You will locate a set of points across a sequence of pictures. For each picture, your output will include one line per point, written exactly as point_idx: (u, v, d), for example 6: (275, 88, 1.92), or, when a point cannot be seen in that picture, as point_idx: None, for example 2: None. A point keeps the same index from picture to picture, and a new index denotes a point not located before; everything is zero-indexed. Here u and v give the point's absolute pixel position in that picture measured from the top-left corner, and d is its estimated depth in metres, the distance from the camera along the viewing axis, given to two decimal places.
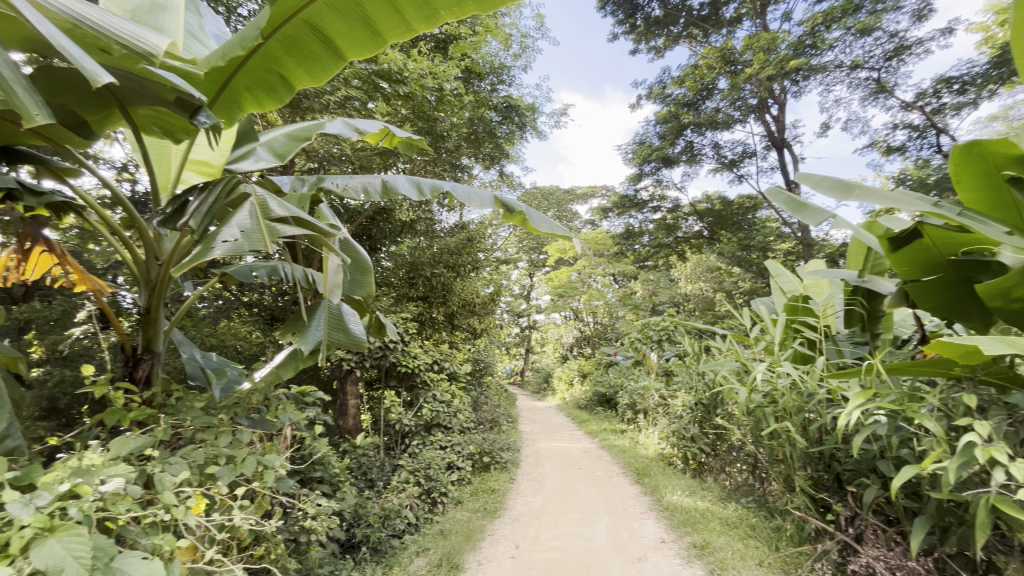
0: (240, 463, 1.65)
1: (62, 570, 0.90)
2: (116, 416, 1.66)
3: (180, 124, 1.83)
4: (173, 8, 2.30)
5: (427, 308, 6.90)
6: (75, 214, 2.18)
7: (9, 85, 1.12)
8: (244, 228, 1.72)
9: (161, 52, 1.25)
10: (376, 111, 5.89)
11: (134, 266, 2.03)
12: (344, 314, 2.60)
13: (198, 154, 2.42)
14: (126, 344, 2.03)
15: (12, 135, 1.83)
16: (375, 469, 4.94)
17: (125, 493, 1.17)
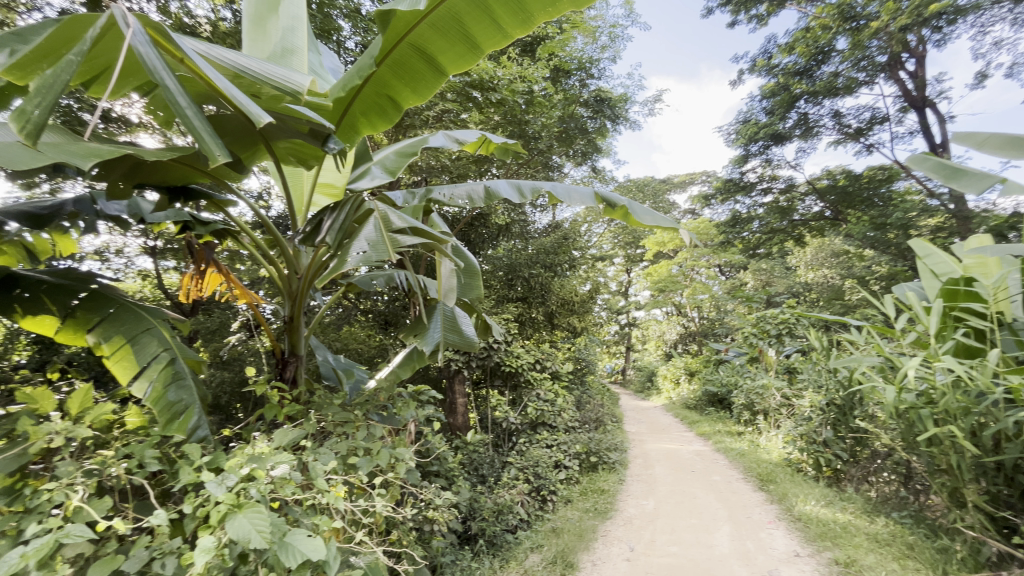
0: (376, 455, 1.80)
1: (248, 541, 1.06)
2: (274, 411, 1.91)
3: (313, 153, 2.06)
4: (299, 50, 2.59)
5: (527, 308, 7.02)
6: (232, 238, 2.55)
7: (196, 130, 1.35)
8: (371, 241, 1.88)
9: (303, 90, 1.45)
10: (470, 120, 6.13)
11: (279, 280, 2.31)
12: (457, 317, 2.73)
13: (325, 177, 2.71)
14: (276, 349, 2.33)
15: (186, 176, 2.18)
16: (486, 465, 5.14)
17: (289, 479, 1.35)
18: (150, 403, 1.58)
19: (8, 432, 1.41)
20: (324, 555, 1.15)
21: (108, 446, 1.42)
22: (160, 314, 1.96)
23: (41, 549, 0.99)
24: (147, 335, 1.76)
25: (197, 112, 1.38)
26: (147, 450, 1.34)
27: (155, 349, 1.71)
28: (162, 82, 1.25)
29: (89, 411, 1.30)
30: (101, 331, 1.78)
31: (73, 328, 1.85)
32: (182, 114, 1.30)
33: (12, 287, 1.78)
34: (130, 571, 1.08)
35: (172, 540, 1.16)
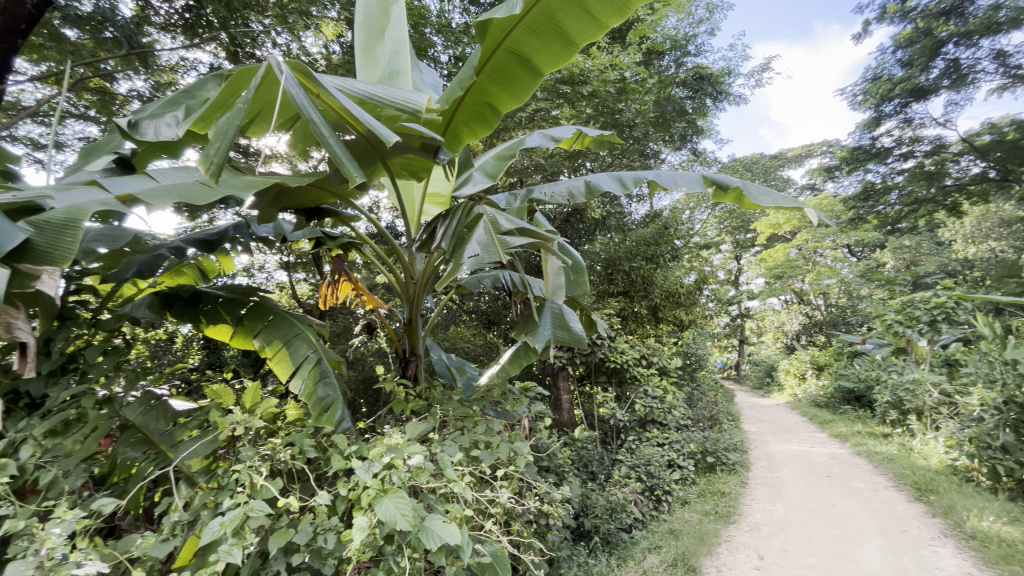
0: (496, 449, 1.88)
1: (394, 522, 1.17)
2: (401, 406, 2.07)
3: (423, 165, 2.18)
4: (403, 71, 2.77)
5: (628, 303, 6.83)
6: (357, 250, 2.83)
7: (336, 155, 1.56)
8: (483, 243, 1.97)
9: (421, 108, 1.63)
10: (561, 116, 6.14)
11: (399, 285, 2.51)
12: (565, 314, 2.73)
13: (434, 187, 2.89)
14: (398, 349, 2.54)
15: (318, 198, 2.46)
16: (595, 462, 5.09)
17: (423, 468, 1.45)
18: (305, 398, 1.82)
19: (202, 422, 1.69)
20: (459, 541, 1.22)
21: (276, 434, 1.65)
22: (306, 321, 2.24)
23: (234, 519, 1.17)
24: (298, 339, 2.04)
25: (336, 140, 1.58)
26: (305, 439, 1.53)
27: (305, 351, 1.97)
28: (309, 116, 1.47)
29: (260, 404, 1.52)
30: (265, 336, 2.09)
31: (243, 334, 2.19)
32: (326, 143, 1.52)
33: (197, 300, 2.14)
34: (300, 543, 1.25)
35: (331, 518, 1.31)
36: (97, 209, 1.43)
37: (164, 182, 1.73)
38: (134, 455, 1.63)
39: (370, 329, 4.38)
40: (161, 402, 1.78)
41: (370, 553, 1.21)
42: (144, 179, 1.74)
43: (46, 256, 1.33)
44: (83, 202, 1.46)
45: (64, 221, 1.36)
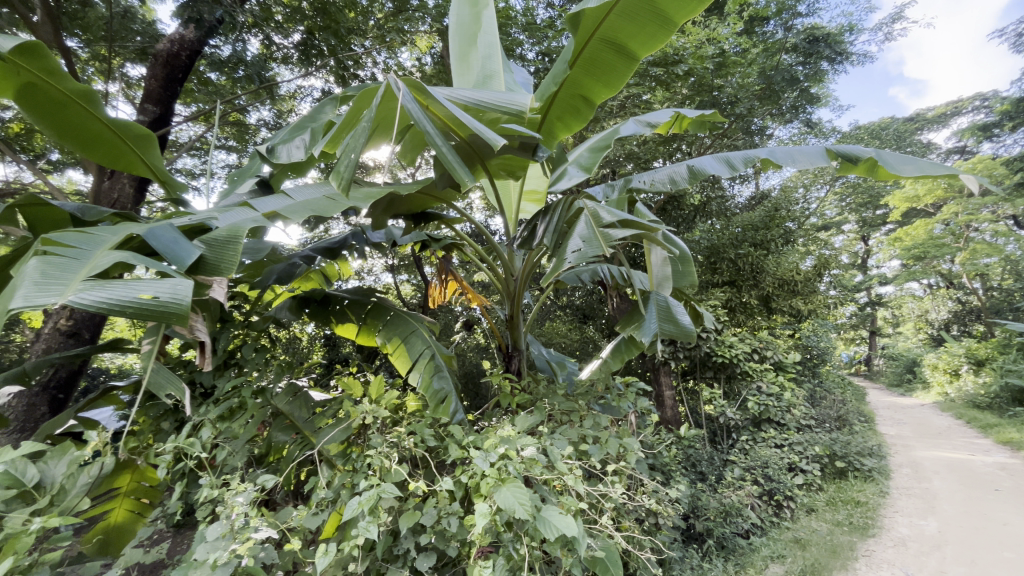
0: (604, 444, 1.85)
1: (513, 510, 1.21)
2: (508, 399, 2.14)
3: (520, 162, 2.16)
4: (496, 74, 2.83)
5: (735, 293, 6.39)
6: (459, 250, 2.97)
7: (448, 161, 1.67)
8: (585, 237, 1.97)
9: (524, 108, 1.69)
10: (654, 100, 5.92)
11: (500, 282, 2.60)
12: (671, 306, 2.59)
13: (530, 184, 2.95)
14: (501, 344, 2.63)
15: (423, 204, 2.62)
16: (705, 462, 4.83)
17: (537, 460, 1.49)
18: (423, 389, 1.98)
19: (337, 412, 1.90)
20: (576, 532, 1.23)
21: (400, 423, 1.79)
22: (420, 319, 2.42)
23: (370, 499, 1.29)
24: (414, 336, 2.21)
25: (447, 146, 1.69)
26: (425, 429, 1.65)
27: (421, 347, 2.12)
28: (423, 127, 1.59)
29: (385, 395, 1.66)
30: (385, 333, 2.29)
31: (366, 332, 2.42)
32: (438, 150, 1.63)
33: (328, 302, 2.40)
34: (427, 524, 1.35)
35: (453, 503, 1.40)
36: (250, 227, 1.68)
37: (297, 198, 1.95)
38: (285, 439, 1.88)
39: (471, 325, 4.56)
40: (304, 393, 2.02)
41: (491, 539, 1.27)
42: (283, 197, 1.97)
43: (214, 268, 1.57)
44: (239, 220, 1.71)
45: (227, 238, 1.61)
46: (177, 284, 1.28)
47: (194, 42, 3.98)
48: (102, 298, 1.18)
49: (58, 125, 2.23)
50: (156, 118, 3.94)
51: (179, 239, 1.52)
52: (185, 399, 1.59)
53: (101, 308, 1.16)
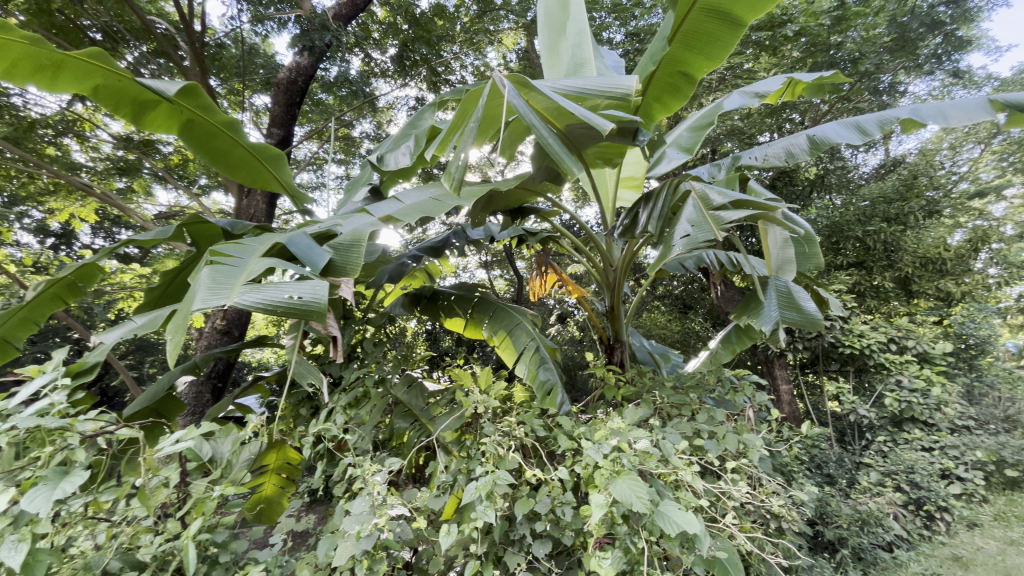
0: (722, 439, 1.75)
1: (631, 504, 1.20)
2: (613, 392, 2.06)
3: (619, 150, 2.10)
4: (588, 61, 2.75)
5: (864, 275, 5.69)
6: (555, 242, 2.97)
7: (555, 151, 1.69)
8: (693, 222, 1.88)
9: (631, 92, 1.67)
10: (757, 68, 5.44)
11: (598, 273, 2.57)
12: (792, 291, 2.38)
13: (626, 171, 2.87)
14: (602, 335, 2.59)
15: (519, 199, 2.65)
16: (833, 464, 4.37)
17: (650, 453, 1.45)
18: (530, 380, 2.04)
19: (450, 401, 2.01)
20: (699, 530, 1.19)
21: (510, 412, 1.85)
22: (522, 311, 2.48)
23: (487, 485, 1.35)
24: (518, 328, 2.29)
25: (552, 137, 1.70)
26: (534, 419, 1.69)
27: (526, 339, 2.20)
28: (530, 122, 1.63)
29: (494, 386, 1.72)
30: (491, 326, 2.40)
31: (473, 325, 2.54)
32: (545, 141, 1.65)
33: (436, 298, 2.53)
34: (541, 512, 1.38)
35: (567, 492, 1.42)
36: (369, 231, 1.83)
37: (406, 201, 2.09)
38: (404, 426, 2.03)
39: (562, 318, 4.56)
40: (420, 383, 2.17)
41: (608, 530, 1.27)
42: (394, 202, 2.11)
43: (341, 269, 1.74)
44: (359, 225, 1.88)
45: (351, 242, 1.78)
46: (315, 285, 1.43)
47: (308, 67, 4.42)
48: (259, 301, 1.35)
49: (212, 153, 2.59)
50: (281, 139, 4.41)
51: (313, 246, 1.71)
52: (322, 387, 1.79)
53: (259, 309, 1.34)
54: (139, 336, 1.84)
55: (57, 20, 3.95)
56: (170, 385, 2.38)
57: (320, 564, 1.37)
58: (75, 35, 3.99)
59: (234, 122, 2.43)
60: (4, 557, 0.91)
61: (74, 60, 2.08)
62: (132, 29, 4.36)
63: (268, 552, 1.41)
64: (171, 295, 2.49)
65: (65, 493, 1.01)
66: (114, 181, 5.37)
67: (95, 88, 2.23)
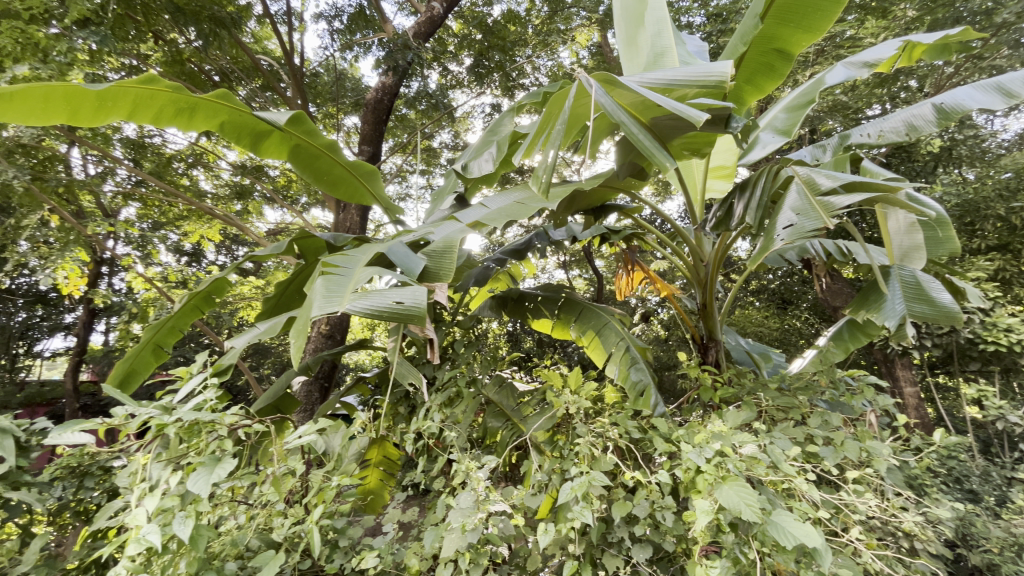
0: (840, 446, 1.60)
1: (740, 512, 1.16)
2: (710, 393, 1.95)
3: (708, 139, 2.00)
4: (669, 49, 2.64)
5: (1012, 260, 4.85)
6: (639, 239, 2.89)
7: (645, 146, 1.65)
8: (798, 209, 1.74)
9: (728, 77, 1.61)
10: (861, 35, 4.92)
11: (688, 269, 2.45)
12: (921, 281, 2.12)
13: (716, 160, 2.73)
14: (694, 334, 2.46)
15: (601, 196, 2.61)
16: (977, 478, 3.80)
17: (759, 459, 1.37)
18: (622, 381, 2.03)
19: (541, 401, 2.04)
20: (819, 543, 1.12)
21: (602, 413, 1.83)
22: (609, 311, 2.46)
23: (582, 486, 1.34)
24: (606, 329, 2.27)
25: (642, 132, 1.68)
26: (627, 421, 1.65)
27: (615, 339, 2.18)
28: (619, 120, 1.62)
29: (585, 386, 1.71)
30: (579, 326, 2.41)
31: (561, 326, 2.57)
32: (636, 140, 1.63)
33: (523, 300, 2.55)
34: (640, 515, 1.36)
35: (666, 497, 1.38)
36: (459, 238, 1.93)
37: (492, 206, 2.15)
38: (498, 425, 2.10)
39: (645, 316, 4.43)
40: (510, 383, 2.21)
41: (714, 538, 1.22)
42: (480, 208, 2.18)
43: (436, 275, 1.84)
44: (450, 232, 1.97)
45: (443, 249, 1.88)
46: (414, 291, 1.53)
47: (393, 86, 4.69)
48: (367, 309, 1.47)
49: (316, 174, 2.85)
50: (371, 155, 4.69)
51: (410, 254, 1.83)
52: (421, 386, 1.91)
53: (368, 315, 1.45)
54: (263, 341, 2.08)
55: (186, 68, 4.45)
56: (286, 386, 2.62)
57: (426, 554, 1.46)
58: (200, 79, 4.57)
59: (334, 143, 2.65)
60: (175, 530, 1.07)
61: (205, 101, 2.39)
62: (244, 68, 4.94)
63: (381, 540, 1.53)
64: (285, 303, 2.76)
65: (218, 478, 1.16)
66: (233, 204, 6.09)
67: (221, 124, 2.55)
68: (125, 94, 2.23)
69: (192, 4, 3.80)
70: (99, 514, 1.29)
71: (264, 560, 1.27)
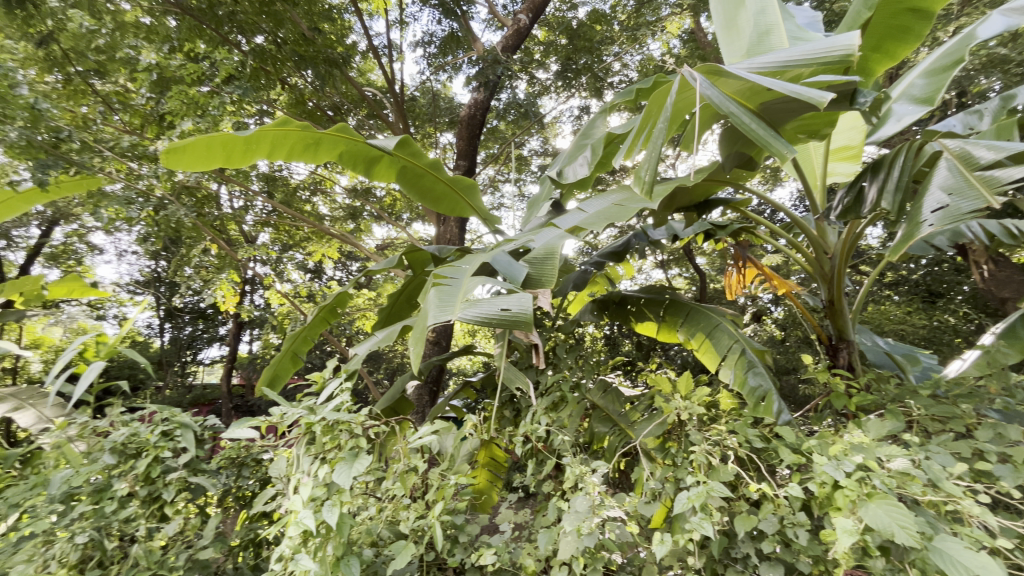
0: (1020, 465, 1.36)
1: (893, 534, 1.05)
2: (843, 401, 1.75)
3: (828, 119, 1.83)
4: (776, 24, 2.37)
5: None
6: (749, 234, 2.68)
7: (759, 136, 1.54)
8: (951, 188, 1.52)
9: (855, 51, 1.46)
10: None
11: (810, 264, 2.24)
12: None
13: (838, 141, 2.46)
14: (821, 335, 2.22)
15: (706, 191, 2.48)
16: None
17: (912, 475, 1.21)
18: (738, 387, 1.90)
19: (650, 407, 1.98)
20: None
21: (717, 420, 1.73)
22: (719, 311, 2.33)
23: (700, 496, 1.28)
24: (718, 330, 2.15)
25: (756, 122, 1.57)
26: (747, 429, 1.54)
27: (729, 342, 2.05)
28: (727, 111, 1.54)
29: (697, 392, 1.64)
30: (687, 329, 2.30)
31: (666, 328, 2.47)
32: (749, 130, 1.53)
33: (625, 303, 2.49)
34: (768, 531, 1.27)
35: (798, 512, 1.28)
36: (560, 243, 1.95)
37: (590, 210, 2.14)
38: (605, 430, 2.08)
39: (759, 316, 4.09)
40: (615, 388, 2.17)
41: (861, 561, 1.11)
42: (577, 212, 2.19)
43: (538, 282, 1.88)
44: (550, 238, 2.00)
45: (544, 256, 1.92)
46: (520, 298, 1.58)
47: (484, 100, 4.88)
48: (478, 316, 1.55)
49: (421, 192, 3.06)
50: (466, 169, 4.91)
51: (513, 262, 1.89)
52: (529, 391, 1.95)
53: (479, 322, 1.53)
54: (382, 348, 2.26)
55: (306, 107, 5.02)
56: (401, 389, 2.83)
57: (541, 555, 1.49)
58: (318, 116, 5.14)
59: (436, 161, 2.82)
60: (324, 516, 1.22)
61: (328, 135, 2.69)
62: (353, 100, 5.44)
63: (498, 538, 1.60)
64: (397, 312, 2.99)
65: (357, 472, 1.31)
66: (348, 224, 6.74)
67: (341, 154, 2.84)
68: (265, 137, 2.58)
69: (311, 49, 4.39)
70: (258, 500, 1.51)
71: (397, 549, 1.39)
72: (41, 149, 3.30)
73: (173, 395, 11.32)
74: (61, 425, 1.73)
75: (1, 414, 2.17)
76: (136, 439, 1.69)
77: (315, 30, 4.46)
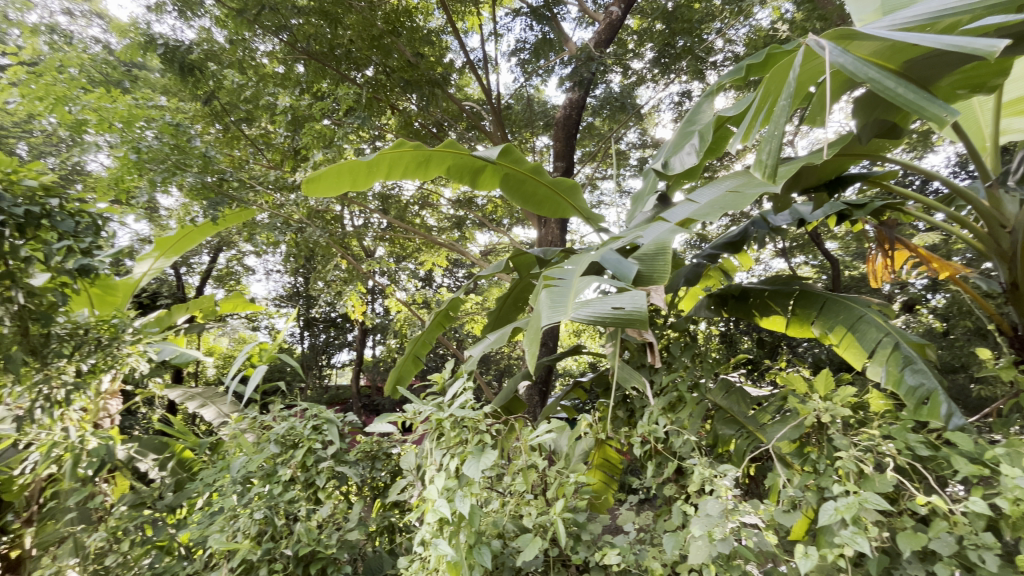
0: None
1: None
2: None
3: (998, 69, 1.54)
4: None
5: None
6: (897, 211, 2.33)
7: (908, 100, 1.34)
8: None
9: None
10: None
11: (980, 241, 1.89)
12: None
13: (1013, 92, 2.08)
14: (1001, 324, 1.86)
15: (838, 167, 2.21)
16: None
17: None
18: (894, 388, 1.69)
19: (783, 409, 1.83)
20: None
21: (867, 424, 1.54)
22: (863, 301, 2.06)
23: (851, 507, 1.15)
24: (863, 322, 1.91)
25: (902, 85, 1.37)
26: (908, 434, 1.35)
27: (877, 335, 1.82)
28: (865, 76, 1.36)
29: (840, 392, 1.47)
30: (823, 323, 2.07)
31: (798, 322, 2.24)
32: (894, 96, 1.34)
33: (746, 296, 2.30)
34: (943, 552, 1.10)
35: (984, 533, 1.10)
36: (672, 238, 1.88)
37: (702, 200, 2.03)
38: (730, 433, 1.94)
39: None
40: (740, 388, 2.02)
41: None
42: (688, 204, 2.09)
43: (650, 279, 1.85)
44: (660, 233, 1.94)
45: (655, 252, 1.88)
46: (633, 296, 1.56)
47: (579, 99, 4.87)
48: (592, 316, 1.55)
49: (523, 197, 3.14)
50: (564, 170, 4.91)
51: (623, 259, 1.86)
52: (646, 390, 1.90)
53: (593, 321, 1.53)
54: (493, 349, 2.35)
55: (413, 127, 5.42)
56: (512, 389, 2.92)
57: (668, 559, 1.45)
58: (423, 134, 5.52)
59: (538, 165, 2.87)
60: (458, 505, 1.32)
61: (437, 152, 2.88)
62: (453, 115, 5.75)
63: (622, 538, 1.58)
64: (505, 315, 3.09)
65: (484, 466, 1.39)
66: (454, 233, 7.13)
67: (448, 168, 3.02)
68: (383, 160, 2.84)
69: (415, 74, 4.79)
70: (394, 489, 1.67)
71: (524, 542, 1.45)
72: (211, 190, 4.00)
73: (313, 395, 12.82)
74: (237, 418, 2.07)
75: (193, 409, 2.66)
76: (293, 432, 1.95)
77: (417, 55, 4.80)
